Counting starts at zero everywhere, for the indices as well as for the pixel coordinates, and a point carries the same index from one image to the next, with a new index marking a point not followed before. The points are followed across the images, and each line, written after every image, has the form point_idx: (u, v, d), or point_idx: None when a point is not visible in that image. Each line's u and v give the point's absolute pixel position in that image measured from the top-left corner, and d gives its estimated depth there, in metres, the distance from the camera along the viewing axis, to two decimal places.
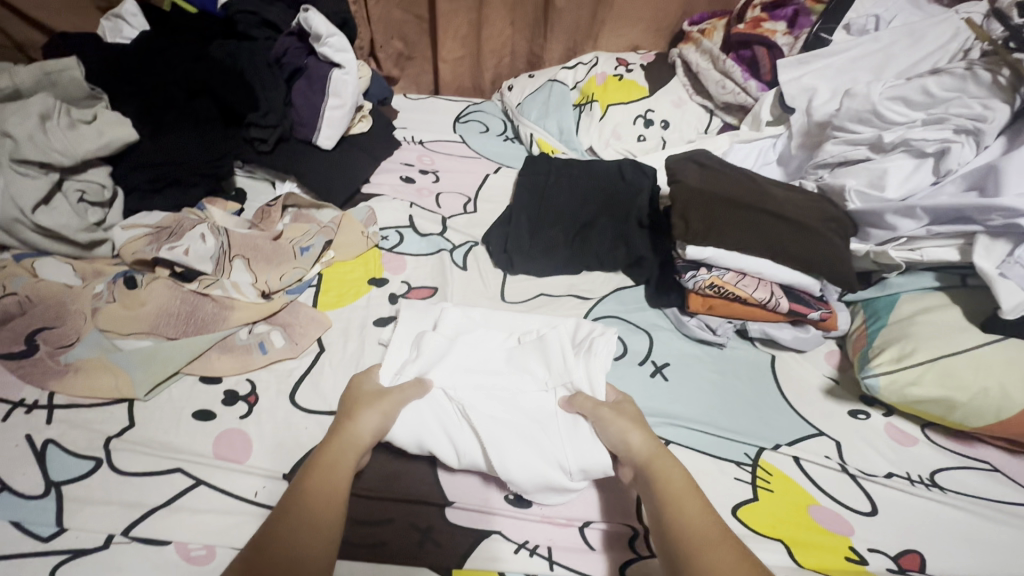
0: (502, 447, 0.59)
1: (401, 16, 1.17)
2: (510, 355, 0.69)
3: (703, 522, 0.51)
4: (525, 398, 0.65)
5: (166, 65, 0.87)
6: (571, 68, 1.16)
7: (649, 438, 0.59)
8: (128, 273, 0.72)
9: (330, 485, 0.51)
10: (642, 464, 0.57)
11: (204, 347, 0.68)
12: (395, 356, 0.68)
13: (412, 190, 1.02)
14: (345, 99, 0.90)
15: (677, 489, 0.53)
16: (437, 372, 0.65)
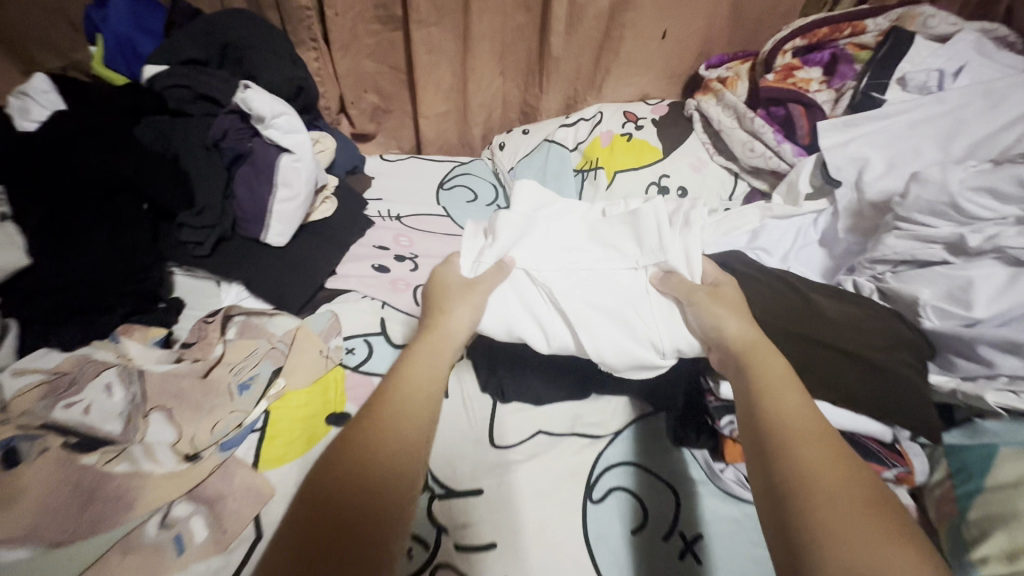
0: (594, 331, 0.61)
1: (374, 67, 1.02)
2: (594, 230, 0.70)
3: (798, 413, 0.45)
4: (611, 271, 0.66)
5: (72, 149, 0.69)
6: (572, 125, 1.01)
7: (746, 327, 0.56)
8: (10, 441, 0.54)
9: (423, 375, 0.51)
10: (739, 352, 0.53)
11: (103, 553, 0.52)
12: (472, 244, 0.69)
13: (386, 281, 0.87)
14: (297, 190, 0.75)
15: (774, 381, 0.49)
16: (516, 252, 0.66)
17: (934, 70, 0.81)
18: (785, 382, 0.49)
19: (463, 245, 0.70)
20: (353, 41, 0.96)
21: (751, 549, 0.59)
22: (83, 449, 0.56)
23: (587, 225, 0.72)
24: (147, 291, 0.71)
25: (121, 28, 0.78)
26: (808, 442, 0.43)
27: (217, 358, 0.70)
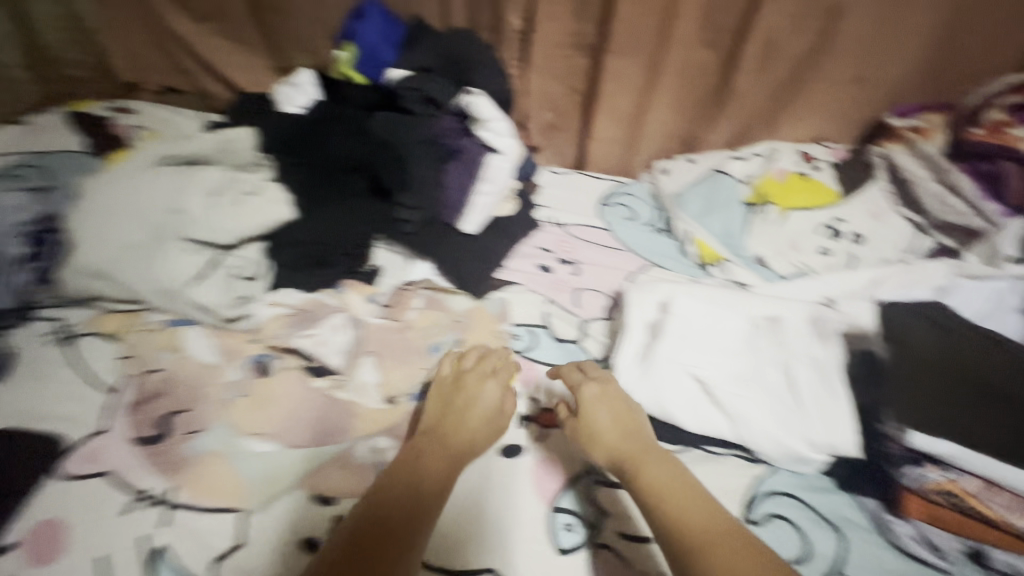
0: (750, 421, 0.66)
1: (557, 88, 1.11)
2: (745, 337, 0.73)
3: (697, 513, 0.55)
4: (763, 376, 0.69)
5: (334, 138, 0.86)
6: (743, 159, 1.02)
7: (601, 420, 0.65)
8: (263, 358, 0.71)
9: (445, 461, 0.61)
10: (626, 459, 0.61)
11: (320, 461, 0.63)
12: (634, 337, 0.75)
13: (548, 281, 0.93)
14: (497, 186, 0.84)
15: (664, 485, 0.58)
16: (679, 355, 0.71)
17: None
18: (671, 487, 0.57)
19: (624, 338, 0.75)
20: (545, 63, 1.05)
21: None
22: (314, 374, 0.70)
23: (740, 331, 0.74)
24: (359, 257, 0.83)
25: (372, 39, 0.94)
26: (716, 544, 0.52)
27: (407, 321, 0.79)
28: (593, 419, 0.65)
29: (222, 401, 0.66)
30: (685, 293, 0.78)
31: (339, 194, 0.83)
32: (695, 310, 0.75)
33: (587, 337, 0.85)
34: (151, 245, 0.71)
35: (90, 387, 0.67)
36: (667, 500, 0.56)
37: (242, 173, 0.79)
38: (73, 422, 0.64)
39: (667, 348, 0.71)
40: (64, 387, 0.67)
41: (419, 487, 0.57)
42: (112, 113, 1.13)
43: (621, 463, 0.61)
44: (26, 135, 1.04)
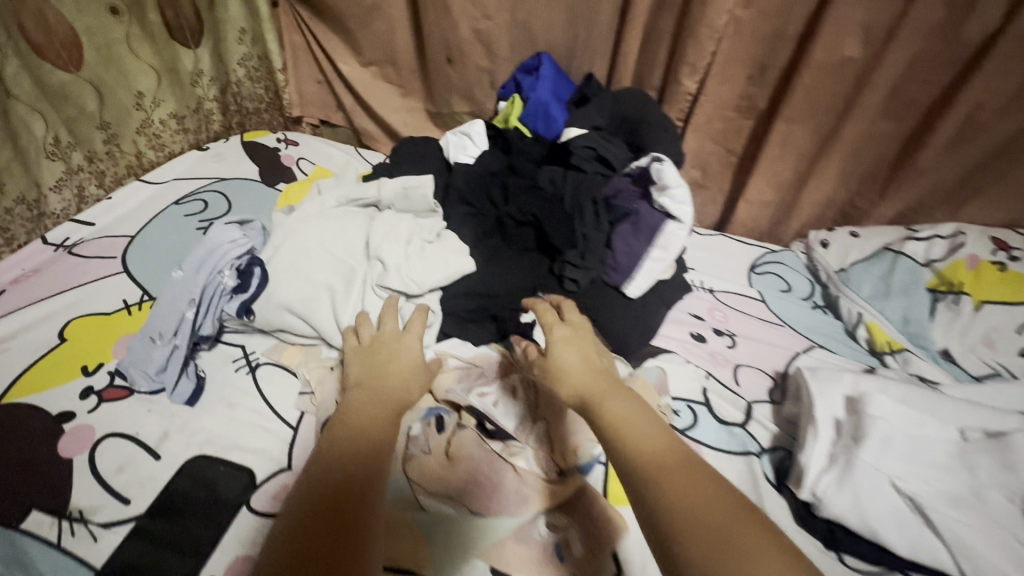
0: (983, 558, 0.57)
1: (711, 148, 1.08)
2: (959, 452, 0.66)
3: (651, 442, 0.50)
4: (991, 504, 0.61)
5: (504, 191, 0.88)
6: (924, 240, 0.94)
7: (581, 359, 0.60)
8: (438, 410, 0.69)
9: (377, 409, 0.58)
10: (590, 391, 0.56)
11: (502, 534, 0.61)
12: (823, 433, 0.69)
13: (704, 352, 0.88)
14: (670, 253, 0.81)
15: (621, 419, 0.52)
16: (882, 463, 0.64)
17: None
18: (632, 420, 0.52)
19: (813, 433, 0.69)
20: (706, 124, 1.03)
21: None
22: (491, 435, 0.69)
23: (949, 444, 0.67)
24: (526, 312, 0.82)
25: (544, 96, 0.96)
26: (673, 478, 0.46)
27: None
28: (561, 357, 0.60)
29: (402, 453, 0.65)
30: (880, 390, 0.71)
31: (513, 249, 0.85)
32: (897, 412, 0.68)
33: (753, 420, 0.79)
34: (344, 288, 0.75)
35: (276, 421, 0.70)
36: (618, 426, 0.52)
37: (425, 222, 0.84)
38: (263, 455, 0.66)
39: (870, 456, 0.64)
40: (253, 418, 0.70)
41: (356, 440, 0.53)
42: (280, 144, 1.21)
43: (583, 399, 0.56)
44: (208, 160, 1.13)
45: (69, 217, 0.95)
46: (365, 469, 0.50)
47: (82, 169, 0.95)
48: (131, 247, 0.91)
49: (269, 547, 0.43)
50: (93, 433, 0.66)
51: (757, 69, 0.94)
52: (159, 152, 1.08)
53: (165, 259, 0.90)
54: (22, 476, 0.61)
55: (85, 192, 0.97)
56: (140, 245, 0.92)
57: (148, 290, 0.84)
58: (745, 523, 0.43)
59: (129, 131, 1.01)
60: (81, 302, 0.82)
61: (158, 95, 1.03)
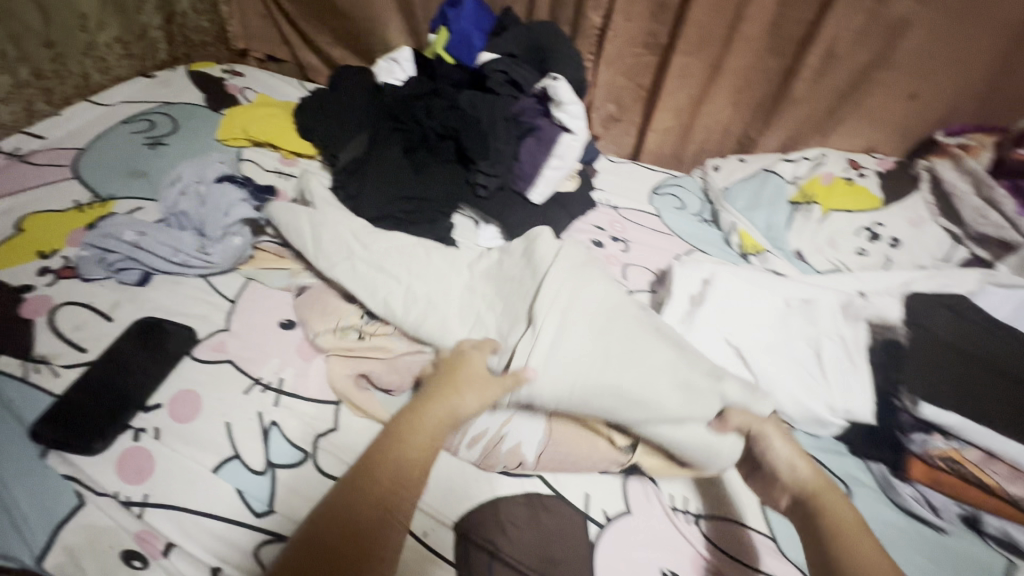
0: (778, 384, 0.74)
1: (623, 82, 1.19)
2: (782, 317, 0.81)
3: (876, 550, 0.54)
4: (794, 350, 0.78)
5: (425, 108, 0.98)
6: (793, 161, 1.09)
7: (817, 472, 0.64)
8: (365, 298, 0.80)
9: (434, 429, 0.59)
10: (808, 490, 0.62)
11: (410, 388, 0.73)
12: (678, 303, 0.83)
13: (601, 255, 1.02)
14: (566, 162, 0.94)
15: (848, 524, 0.57)
16: (719, 323, 0.80)
17: None
18: (857, 526, 0.57)
19: (670, 303, 0.83)
20: (617, 58, 1.15)
21: (913, 556, 0.63)
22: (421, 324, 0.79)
23: (776, 313, 0.82)
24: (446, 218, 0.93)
25: (466, 26, 1.05)
26: None
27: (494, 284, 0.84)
28: (790, 467, 0.64)
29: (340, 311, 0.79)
30: (727, 271, 0.86)
31: (435, 159, 0.97)
32: (735, 288, 0.84)
33: None
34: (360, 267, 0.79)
35: (215, 294, 0.82)
36: (837, 530, 0.57)
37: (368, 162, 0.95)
38: (204, 320, 0.78)
39: (710, 317, 0.81)
40: (194, 293, 0.81)
41: (402, 459, 0.56)
42: (226, 75, 1.28)
43: (807, 492, 0.62)
44: (154, 86, 1.19)
45: (19, 129, 1.02)
46: (395, 498, 0.54)
47: (30, 85, 1.01)
48: (80, 157, 0.99)
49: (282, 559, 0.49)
50: (51, 300, 0.76)
51: (657, 5, 1.06)
52: (105, 75, 1.15)
53: (114, 168, 0.98)
54: None
55: (34, 107, 1.03)
56: (90, 156, 1.00)
57: (98, 193, 0.93)
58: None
59: (76, 52, 1.07)
60: (35, 200, 0.90)
61: (101, 18, 1.09)
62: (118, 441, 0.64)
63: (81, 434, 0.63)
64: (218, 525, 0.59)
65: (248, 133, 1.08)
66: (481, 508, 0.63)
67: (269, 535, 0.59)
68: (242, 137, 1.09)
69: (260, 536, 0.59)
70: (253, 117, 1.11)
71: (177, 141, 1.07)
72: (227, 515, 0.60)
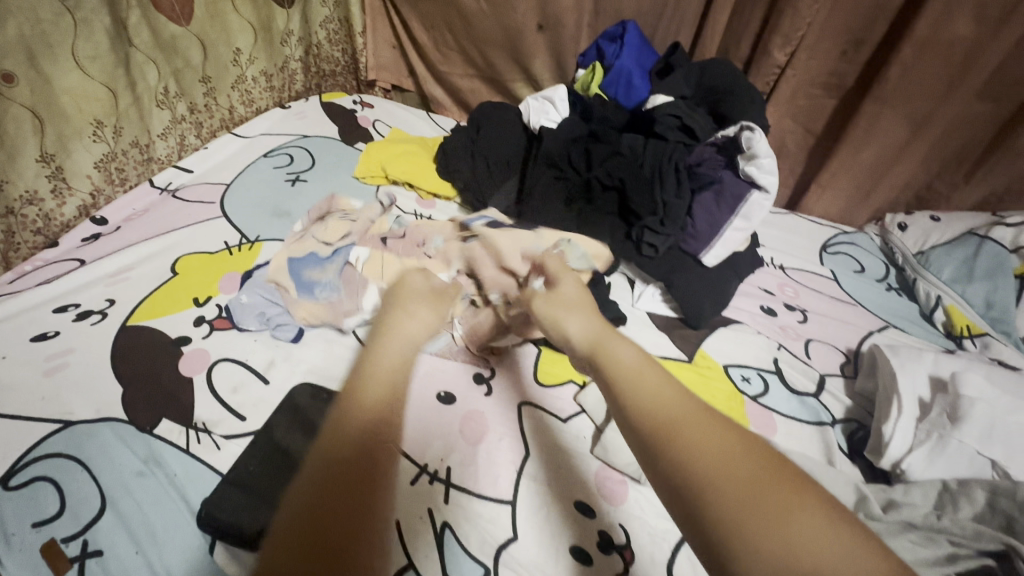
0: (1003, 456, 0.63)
1: (791, 127, 1.06)
2: None
3: (673, 406, 0.43)
4: None
5: (587, 159, 0.89)
6: (1015, 225, 0.91)
7: (630, 345, 0.50)
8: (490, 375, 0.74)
9: (392, 348, 0.52)
10: (610, 368, 0.48)
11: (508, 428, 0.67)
12: (913, 408, 0.68)
13: (775, 325, 0.89)
14: (752, 223, 0.82)
15: (628, 369, 0.47)
16: (968, 432, 0.64)
17: None
18: (694, 413, 0.42)
19: (897, 407, 0.69)
20: (789, 100, 1.02)
21: None
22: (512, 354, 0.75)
23: None
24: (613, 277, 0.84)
25: (628, 65, 0.96)
26: (776, 506, 0.36)
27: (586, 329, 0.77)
28: (626, 359, 0.49)
29: (509, 388, 0.72)
30: (970, 371, 0.71)
31: (600, 213, 0.87)
32: (991, 394, 0.67)
33: (826, 392, 0.80)
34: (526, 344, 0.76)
35: None
36: (630, 383, 0.46)
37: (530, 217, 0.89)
38: None
39: (970, 433, 0.64)
40: (349, 354, 0.75)
41: (365, 393, 0.45)
42: (356, 106, 1.25)
43: (587, 351, 0.51)
44: (291, 118, 1.17)
45: (171, 163, 1.01)
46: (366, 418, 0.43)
47: (185, 120, 1.01)
48: (227, 194, 0.97)
49: (293, 496, 0.39)
50: (208, 356, 0.72)
51: (852, 44, 0.92)
52: (248, 107, 1.14)
53: (260, 207, 0.95)
54: (146, 390, 0.67)
55: (186, 141, 1.03)
56: (235, 193, 0.97)
57: (246, 234, 0.90)
58: (794, 493, 0.36)
59: (227, 87, 1.07)
60: (185, 240, 0.87)
61: (253, 52, 1.09)
62: None
63: (248, 526, 0.55)
64: None
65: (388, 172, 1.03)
66: None
67: None
68: (381, 176, 1.04)
69: None
70: (392, 155, 1.06)
71: (316, 178, 1.03)
72: None
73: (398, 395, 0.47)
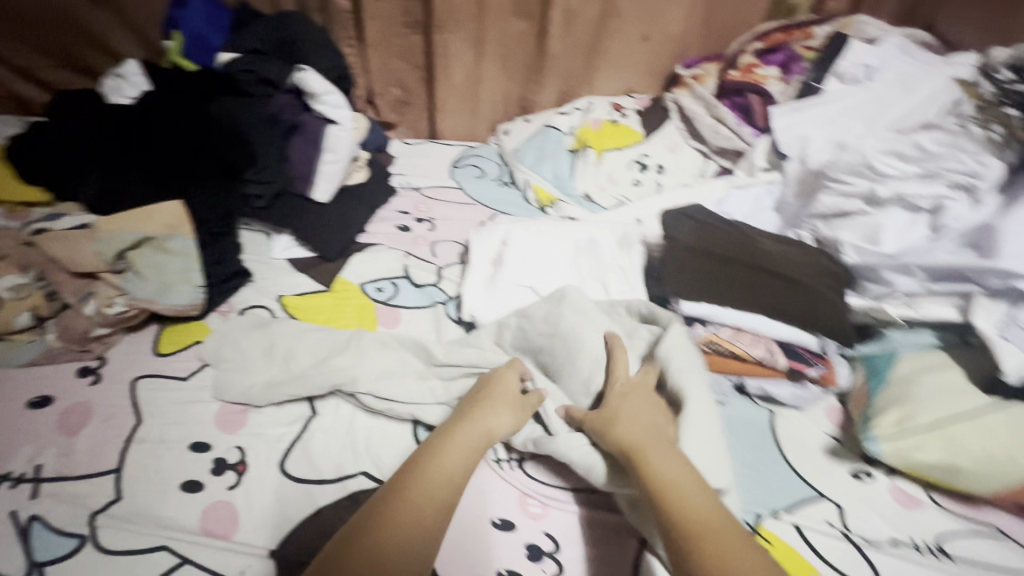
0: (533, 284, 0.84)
1: (399, 65, 1.18)
2: (569, 259, 0.87)
3: (703, 506, 0.51)
4: (573, 272, 0.86)
5: (167, 126, 0.88)
6: (566, 114, 1.18)
7: (677, 459, 0.55)
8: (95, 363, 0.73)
9: (466, 442, 0.59)
10: (634, 446, 0.57)
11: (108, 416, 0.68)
12: (482, 268, 0.87)
13: (408, 238, 1.02)
14: (340, 154, 0.92)
15: (671, 478, 0.53)
16: (510, 272, 0.85)
17: (863, 65, 0.99)
18: (690, 498, 0.52)
19: (472, 270, 0.87)
20: (382, 41, 1.13)
21: None
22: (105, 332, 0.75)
23: (568, 257, 0.88)
24: (227, 235, 0.87)
25: (198, 26, 0.98)
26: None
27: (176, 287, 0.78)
28: (616, 434, 0.59)
29: (122, 368, 0.73)
30: (517, 227, 0.91)
31: (193, 177, 0.86)
32: (529, 241, 0.89)
33: (445, 278, 0.95)
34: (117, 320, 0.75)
35: None
36: (677, 497, 0.52)
37: (117, 205, 0.85)
38: None
39: (510, 274, 0.85)
40: None
41: (393, 516, 0.51)
42: None
43: (628, 454, 0.57)
44: None
45: None
46: (430, 517, 0.52)
47: None
48: None
49: None
50: None
51: None
52: None
53: None
54: None
55: None
56: None
57: None
58: None
59: None
60: None
61: None
62: None
63: None
64: None
65: None
66: (304, 521, 0.61)
67: None
68: None
69: None
70: None
71: None
72: None
73: (456, 480, 0.56)
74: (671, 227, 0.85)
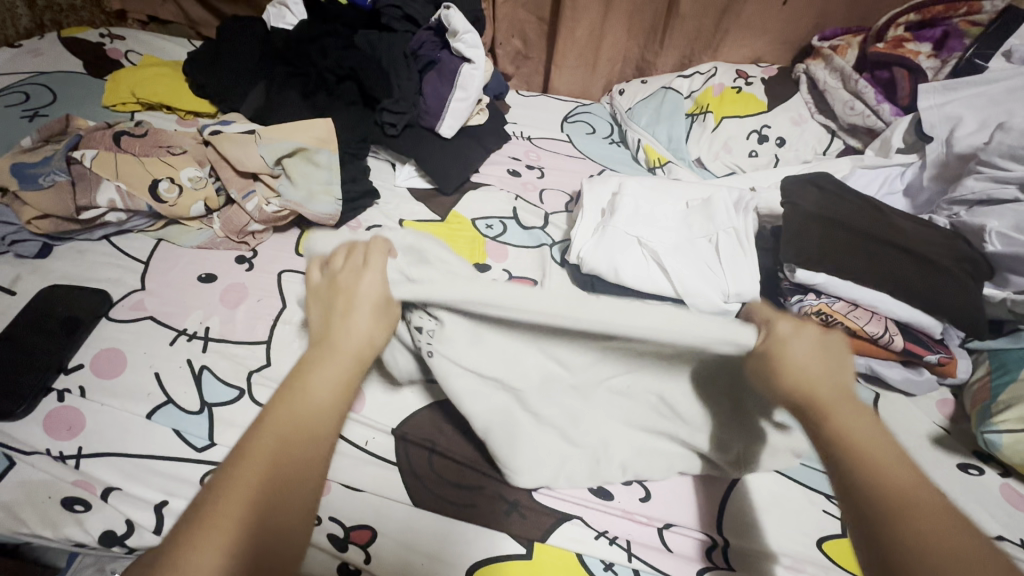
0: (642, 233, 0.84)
1: (524, 16, 1.21)
2: (680, 216, 0.88)
3: (907, 476, 0.39)
4: (683, 228, 0.86)
5: (320, 52, 0.97)
6: (687, 77, 1.17)
7: (871, 417, 0.44)
8: (250, 252, 0.84)
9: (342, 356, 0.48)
10: (813, 398, 0.45)
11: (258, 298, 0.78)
12: (593, 215, 0.89)
13: (518, 182, 1.06)
14: (470, 93, 0.97)
15: (863, 438, 0.41)
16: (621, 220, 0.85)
17: None
18: (882, 450, 0.41)
19: (583, 216, 0.90)
20: None
21: None
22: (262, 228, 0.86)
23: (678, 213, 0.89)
24: (361, 158, 0.95)
25: None
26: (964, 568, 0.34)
27: (315, 196, 0.86)
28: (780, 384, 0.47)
29: (270, 261, 0.83)
30: (631, 180, 0.93)
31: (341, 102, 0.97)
32: (641, 195, 0.91)
33: (551, 224, 0.98)
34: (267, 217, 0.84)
35: (126, 258, 0.80)
36: (867, 452, 0.41)
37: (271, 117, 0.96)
38: (118, 283, 0.77)
39: (619, 223, 0.85)
40: (102, 258, 0.80)
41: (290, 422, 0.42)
42: (103, 38, 1.18)
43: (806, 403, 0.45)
44: (25, 57, 1.10)
45: None
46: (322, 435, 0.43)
47: None
48: None
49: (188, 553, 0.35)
50: None
51: None
52: None
53: None
54: None
55: None
56: None
57: None
58: None
59: None
60: None
61: None
62: (42, 404, 0.63)
63: None
64: (160, 463, 0.61)
65: (137, 94, 1.01)
66: (420, 412, 0.67)
67: (211, 466, 0.61)
68: (132, 101, 1.02)
69: (202, 468, 0.61)
70: (140, 80, 1.04)
71: (58, 111, 0.99)
72: (167, 453, 0.61)
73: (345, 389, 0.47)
74: (792, 196, 0.82)
